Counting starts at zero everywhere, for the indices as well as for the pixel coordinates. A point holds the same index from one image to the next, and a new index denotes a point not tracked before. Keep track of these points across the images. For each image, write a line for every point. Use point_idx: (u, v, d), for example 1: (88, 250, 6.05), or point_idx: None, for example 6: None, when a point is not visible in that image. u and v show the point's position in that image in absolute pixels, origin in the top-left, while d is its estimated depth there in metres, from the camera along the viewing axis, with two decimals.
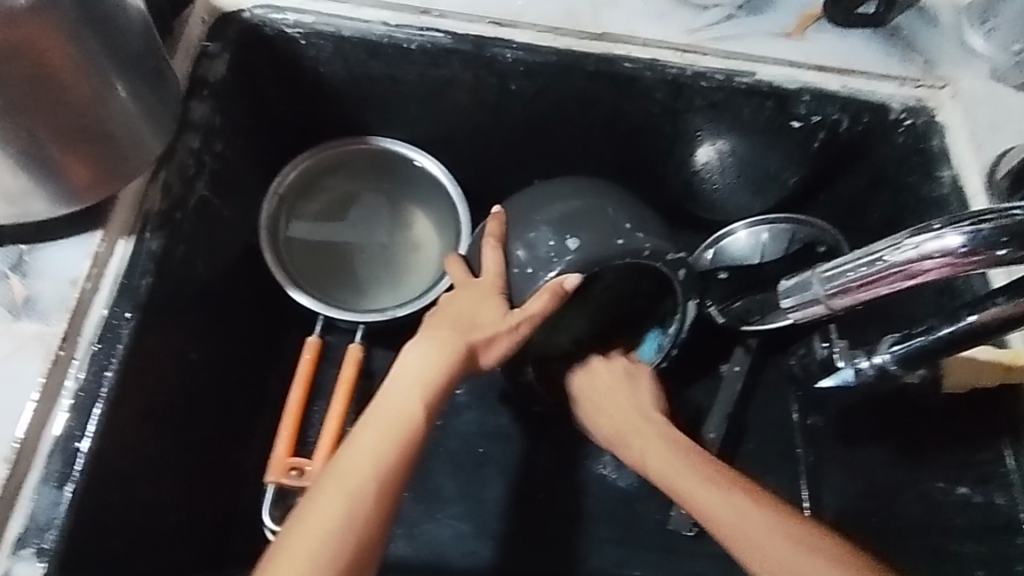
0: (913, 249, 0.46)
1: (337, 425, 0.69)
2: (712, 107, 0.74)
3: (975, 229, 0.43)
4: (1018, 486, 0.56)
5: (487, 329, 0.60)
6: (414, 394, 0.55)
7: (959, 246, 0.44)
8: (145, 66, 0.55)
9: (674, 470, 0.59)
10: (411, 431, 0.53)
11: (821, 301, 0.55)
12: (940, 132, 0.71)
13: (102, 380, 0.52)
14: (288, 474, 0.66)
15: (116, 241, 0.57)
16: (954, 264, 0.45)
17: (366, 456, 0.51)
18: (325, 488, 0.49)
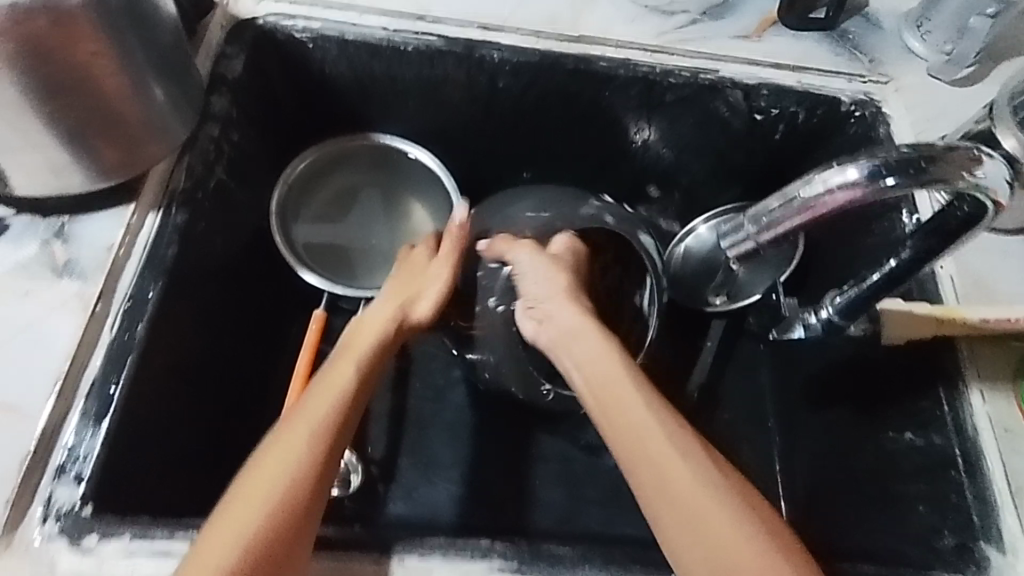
0: (821, 184, 0.48)
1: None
2: (680, 102, 0.82)
3: (870, 164, 0.47)
4: (952, 427, 0.64)
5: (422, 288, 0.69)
6: (367, 345, 0.63)
7: (859, 178, 0.47)
8: (173, 60, 0.63)
9: (627, 417, 0.56)
10: (353, 386, 0.58)
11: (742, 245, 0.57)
12: (886, 121, 0.79)
13: (134, 333, 0.59)
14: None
15: (146, 214, 0.64)
16: (854, 196, 0.48)
17: (306, 419, 0.55)
18: (268, 450, 0.53)
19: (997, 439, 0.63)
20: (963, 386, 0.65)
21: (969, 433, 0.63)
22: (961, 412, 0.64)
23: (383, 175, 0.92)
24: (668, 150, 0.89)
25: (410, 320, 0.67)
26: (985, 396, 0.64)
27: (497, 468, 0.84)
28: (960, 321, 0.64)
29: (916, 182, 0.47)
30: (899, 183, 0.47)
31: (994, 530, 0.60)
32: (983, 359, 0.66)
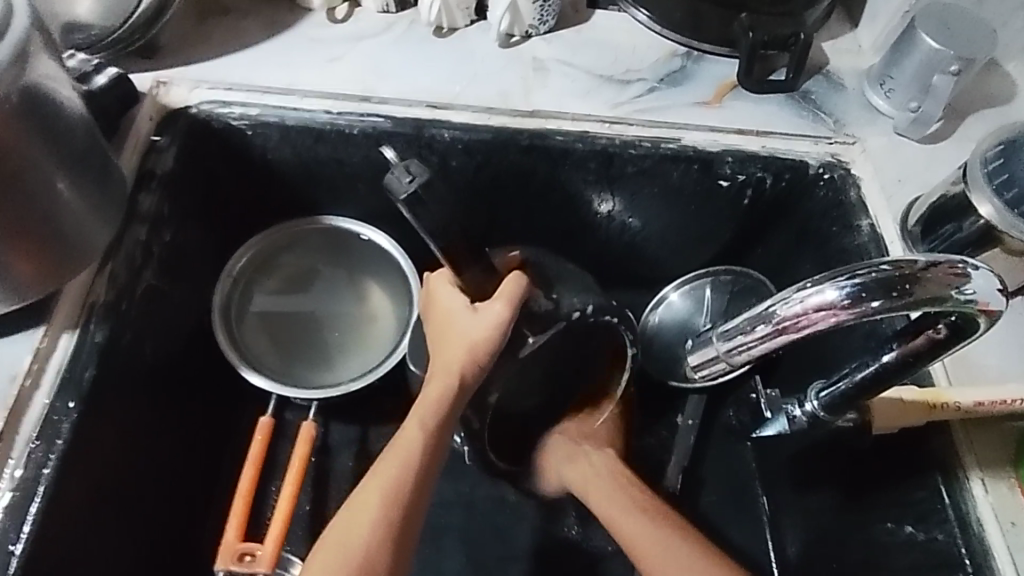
0: (797, 303, 0.46)
1: (290, 504, 0.68)
2: (643, 173, 0.79)
3: (848, 283, 0.44)
4: (954, 521, 0.58)
5: (466, 347, 0.60)
6: (430, 408, 0.59)
7: (838, 300, 0.44)
8: (89, 166, 0.58)
9: (608, 506, 0.67)
10: (415, 464, 0.57)
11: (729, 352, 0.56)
12: (855, 183, 0.76)
13: (39, 479, 0.53)
14: (237, 561, 0.64)
15: (60, 334, 0.58)
16: (833, 318, 0.45)
17: (372, 501, 0.55)
18: (337, 544, 0.54)
19: (1004, 533, 0.57)
20: (962, 475, 0.59)
21: (973, 528, 0.58)
22: (963, 504, 0.58)
23: (338, 257, 0.85)
24: (633, 221, 0.86)
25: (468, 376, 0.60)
26: (987, 485, 0.58)
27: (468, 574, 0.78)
28: (951, 404, 0.58)
29: (897, 304, 0.43)
30: (880, 306, 0.43)
31: None
32: (979, 442, 0.60)
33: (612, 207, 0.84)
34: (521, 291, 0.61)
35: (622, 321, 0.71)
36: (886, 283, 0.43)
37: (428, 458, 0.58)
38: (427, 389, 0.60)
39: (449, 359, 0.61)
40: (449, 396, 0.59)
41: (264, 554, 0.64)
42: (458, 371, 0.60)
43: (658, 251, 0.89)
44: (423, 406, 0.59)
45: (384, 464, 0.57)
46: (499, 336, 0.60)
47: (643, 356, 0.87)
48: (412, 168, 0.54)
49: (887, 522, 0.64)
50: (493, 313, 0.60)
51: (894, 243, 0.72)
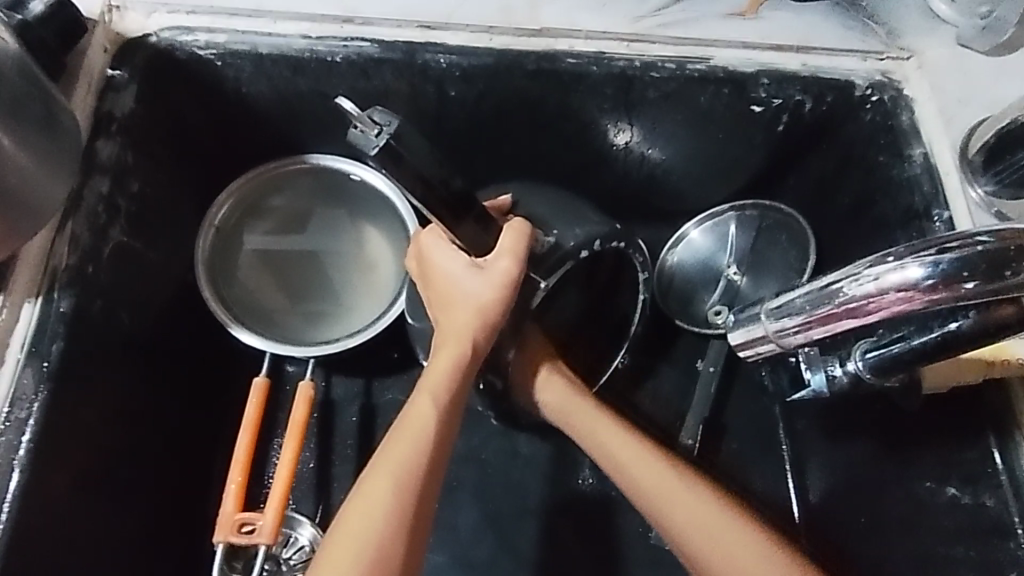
0: (872, 281, 0.41)
1: (289, 472, 0.64)
2: (666, 98, 0.70)
3: (939, 258, 0.39)
4: (1008, 487, 0.55)
5: (477, 313, 0.57)
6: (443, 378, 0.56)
7: (922, 280, 0.39)
8: (33, 111, 0.50)
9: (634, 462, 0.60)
10: (432, 438, 0.54)
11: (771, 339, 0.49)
12: (908, 106, 0.67)
13: (13, 466, 0.49)
14: (237, 532, 0.62)
15: (21, 303, 0.52)
16: (917, 300, 0.39)
17: (385, 479, 0.52)
18: (351, 526, 0.50)
19: None
20: (1017, 435, 0.55)
21: None
22: (1019, 469, 0.54)
23: (328, 199, 0.77)
24: (651, 152, 0.77)
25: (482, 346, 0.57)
26: None
27: (480, 529, 0.76)
28: (1012, 361, 0.54)
29: (998, 285, 0.38)
30: (977, 287, 0.38)
31: None
32: None
33: (629, 137, 0.75)
34: (527, 242, 0.56)
35: (630, 246, 0.68)
36: (987, 260, 0.38)
37: (440, 428, 0.55)
38: (438, 360, 0.57)
39: (459, 326, 0.57)
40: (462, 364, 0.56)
41: (265, 525, 0.62)
42: (472, 338, 0.57)
43: (680, 183, 0.80)
44: (432, 377, 0.56)
45: (394, 443, 0.54)
46: (510, 295, 0.57)
47: (659, 296, 0.82)
48: (377, 118, 0.52)
49: (928, 481, 0.60)
50: (499, 271, 0.56)
51: (949, 175, 0.63)
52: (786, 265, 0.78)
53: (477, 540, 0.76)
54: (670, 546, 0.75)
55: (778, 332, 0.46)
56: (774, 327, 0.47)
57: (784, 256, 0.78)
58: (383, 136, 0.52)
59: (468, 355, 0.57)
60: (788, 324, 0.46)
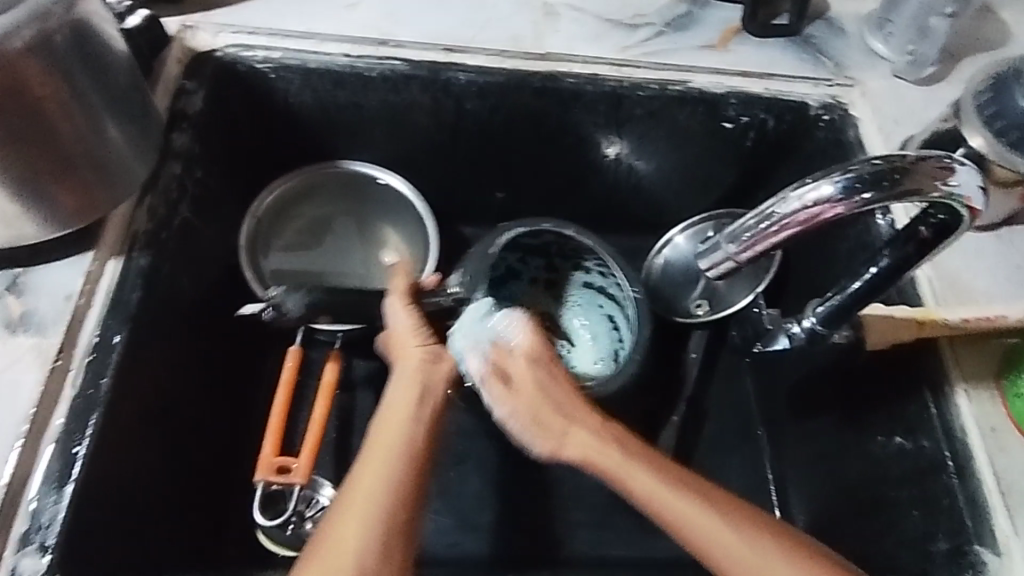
0: (796, 200, 0.50)
1: (321, 424, 0.72)
2: (651, 115, 0.83)
3: (844, 177, 0.48)
4: (941, 430, 0.64)
5: (405, 350, 0.65)
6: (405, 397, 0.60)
7: (833, 194, 0.48)
8: (130, 100, 0.61)
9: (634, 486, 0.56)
10: (413, 432, 0.57)
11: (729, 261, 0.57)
12: (854, 124, 0.80)
13: (97, 390, 0.57)
14: (276, 473, 0.69)
15: (107, 259, 0.62)
16: (830, 210, 0.49)
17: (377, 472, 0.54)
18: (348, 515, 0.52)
19: (985, 439, 0.62)
20: (947, 388, 0.65)
21: (957, 436, 0.63)
22: (949, 415, 0.64)
23: (354, 203, 0.89)
24: (637, 164, 0.90)
25: (426, 373, 0.63)
26: (970, 396, 0.64)
27: (486, 497, 0.84)
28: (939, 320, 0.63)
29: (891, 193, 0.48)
30: (873, 196, 0.48)
31: (989, 533, 0.59)
32: (965, 359, 0.65)
33: (619, 150, 0.88)
34: (404, 285, 0.70)
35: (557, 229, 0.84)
36: (879, 173, 0.48)
37: (422, 426, 0.58)
38: (394, 402, 0.60)
39: (399, 367, 0.64)
40: (419, 395, 0.60)
41: (300, 467, 0.69)
42: (410, 371, 0.62)
43: (663, 193, 0.93)
44: (393, 415, 0.58)
45: (379, 443, 0.56)
46: (416, 325, 0.67)
47: (649, 297, 0.92)
48: None
49: (880, 436, 0.70)
50: (396, 314, 0.68)
51: None
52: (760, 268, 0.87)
53: (481, 507, 0.83)
54: None
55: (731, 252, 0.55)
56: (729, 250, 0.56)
57: None
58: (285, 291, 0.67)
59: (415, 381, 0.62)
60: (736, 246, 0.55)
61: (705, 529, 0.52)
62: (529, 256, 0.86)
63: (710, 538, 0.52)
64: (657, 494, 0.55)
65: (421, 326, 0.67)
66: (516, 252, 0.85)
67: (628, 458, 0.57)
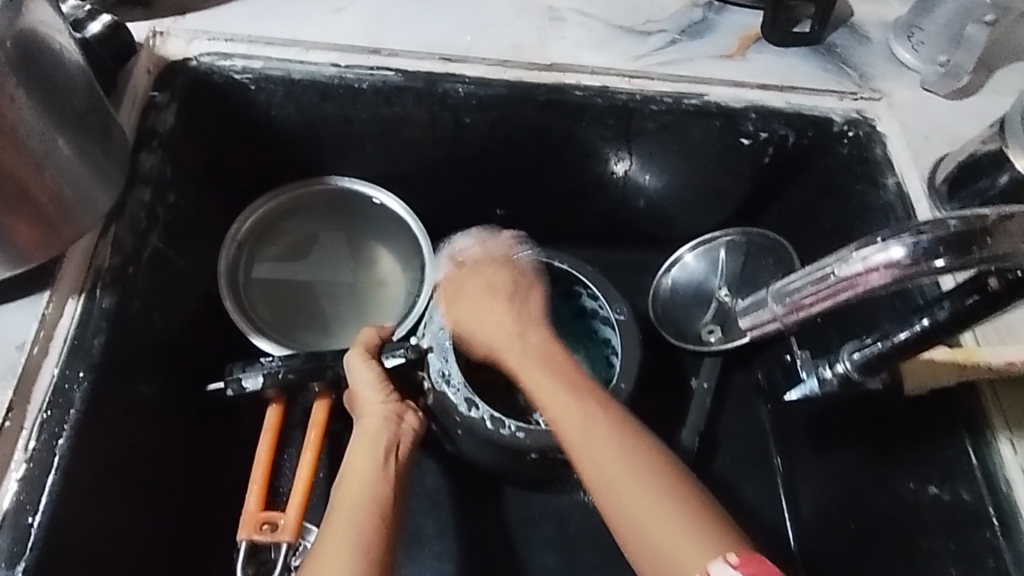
0: (860, 262, 0.45)
1: (309, 474, 0.67)
2: (663, 130, 0.77)
3: (916, 240, 0.44)
4: (983, 481, 0.59)
5: (371, 415, 0.63)
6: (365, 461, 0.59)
7: (903, 258, 0.44)
8: (90, 122, 0.54)
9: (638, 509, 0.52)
10: (377, 489, 0.57)
11: (776, 319, 0.54)
12: (881, 140, 0.74)
13: (54, 452, 0.50)
14: (260, 530, 0.65)
15: (66, 300, 0.55)
16: (897, 275, 0.44)
17: (342, 526, 0.53)
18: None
19: None
20: (989, 433, 0.59)
21: (1002, 488, 0.58)
22: (992, 465, 0.58)
23: (343, 221, 0.83)
24: (645, 180, 0.84)
25: (392, 443, 0.62)
26: (1016, 445, 0.58)
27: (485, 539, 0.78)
28: (982, 363, 0.59)
29: (970, 260, 0.43)
30: (948, 261, 0.43)
31: None
32: (1009, 403, 0.59)
33: (627, 165, 0.82)
34: (369, 343, 0.68)
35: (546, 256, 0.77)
36: (958, 235, 0.43)
37: (387, 486, 0.57)
38: (358, 459, 0.59)
39: (364, 435, 0.62)
40: (382, 454, 0.60)
41: (286, 524, 0.65)
42: (376, 437, 0.61)
43: (672, 209, 0.88)
44: (357, 472, 0.58)
45: (343, 500, 0.56)
46: (382, 387, 0.65)
47: (657, 320, 0.87)
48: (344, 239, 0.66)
49: (911, 481, 0.65)
50: (361, 376, 0.66)
51: (919, 202, 0.70)
52: None
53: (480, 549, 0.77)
54: None
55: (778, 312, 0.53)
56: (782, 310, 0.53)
57: (770, 279, 0.83)
58: (247, 367, 0.67)
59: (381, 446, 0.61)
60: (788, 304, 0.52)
61: (657, 537, 0.51)
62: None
63: (659, 548, 0.50)
64: (620, 493, 0.53)
65: (389, 387, 0.65)
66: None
67: (643, 478, 0.53)
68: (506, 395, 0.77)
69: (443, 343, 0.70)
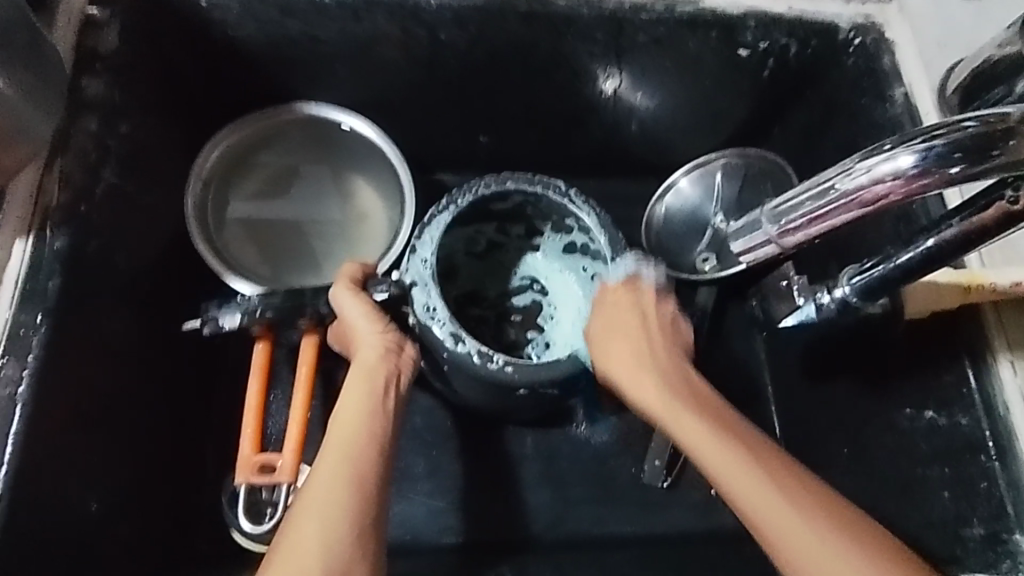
0: (866, 173, 0.45)
1: (303, 416, 0.64)
2: (656, 43, 0.71)
3: (928, 145, 0.42)
4: (980, 406, 0.58)
5: (365, 347, 0.60)
6: (361, 393, 0.57)
7: (911, 167, 0.43)
8: (22, 42, 0.49)
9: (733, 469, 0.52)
10: (375, 425, 0.55)
11: (774, 241, 0.54)
12: (889, 49, 0.68)
13: (15, 400, 0.49)
14: (258, 473, 0.63)
15: (14, 241, 0.52)
16: (904, 186, 0.44)
17: (338, 461, 0.51)
18: (302, 511, 0.48)
19: None
20: (990, 354, 0.57)
21: (999, 412, 0.57)
22: (992, 390, 0.57)
23: (315, 151, 0.79)
24: (637, 100, 0.79)
25: (390, 375, 0.59)
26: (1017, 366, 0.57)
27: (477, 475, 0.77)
28: (987, 287, 0.55)
29: (987, 164, 0.41)
30: (961, 168, 0.41)
31: None
32: (1011, 322, 0.58)
33: (618, 84, 0.76)
34: (355, 275, 0.64)
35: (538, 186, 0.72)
36: (974, 139, 0.41)
37: (385, 421, 0.55)
38: (355, 390, 0.57)
39: (360, 367, 0.59)
40: (381, 387, 0.57)
41: (284, 465, 0.63)
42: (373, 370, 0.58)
43: (666, 131, 0.83)
44: (352, 406, 0.56)
45: (338, 434, 0.53)
46: (374, 320, 0.61)
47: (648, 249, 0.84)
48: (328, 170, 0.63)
49: (908, 408, 0.64)
50: (351, 309, 0.62)
51: (928, 114, 0.66)
52: None
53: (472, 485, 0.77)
54: (663, 484, 0.77)
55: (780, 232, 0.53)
56: (782, 229, 0.52)
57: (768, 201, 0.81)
58: (224, 306, 0.64)
59: (380, 380, 0.58)
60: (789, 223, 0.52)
61: (757, 494, 0.51)
62: (508, 224, 0.76)
63: (757, 504, 0.50)
64: (721, 455, 0.53)
65: (382, 318, 0.62)
66: (492, 221, 0.75)
67: (746, 442, 0.55)
68: (497, 331, 0.77)
69: (426, 278, 0.66)
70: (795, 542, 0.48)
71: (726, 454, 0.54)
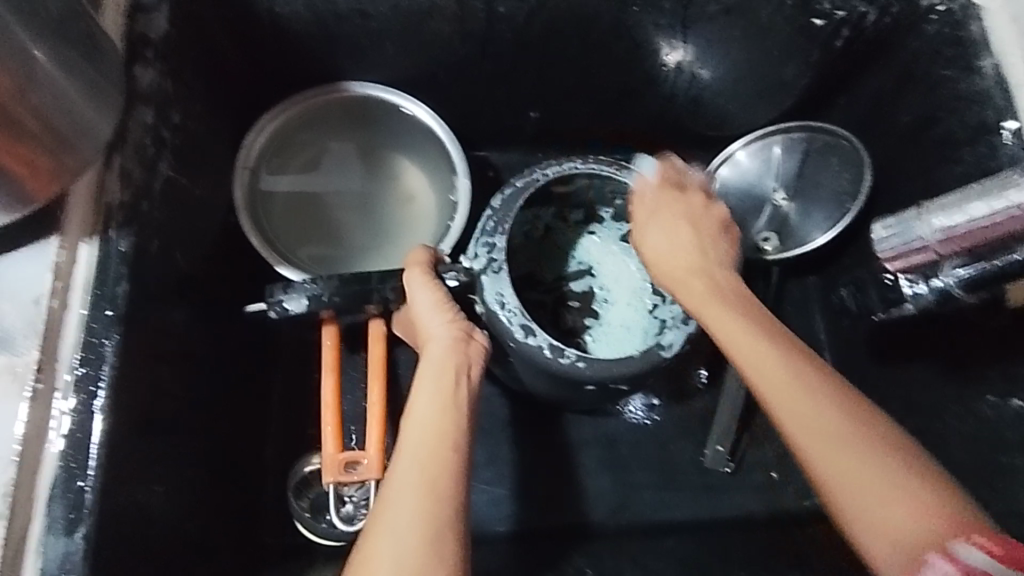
0: None
1: (381, 409, 0.63)
2: (727, 12, 0.68)
3: None
4: None
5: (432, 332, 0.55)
6: (433, 382, 0.50)
7: None
8: (79, 30, 0.46)
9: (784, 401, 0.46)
10: (453, 420, 0.48)
11: (928, 248, 0.47)
12: (978, 16, 0.61)
13: (94, 412, 0.47)
14: (343, 471, 0.61)
15: (78, 244, 0.50)
16: None
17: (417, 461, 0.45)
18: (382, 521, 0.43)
19: None
20: None
21: None
22: None
23: (358, 132, 0.75)
24: (698, 73, 0.75)
25: (465, 363, 0.52)
26: None
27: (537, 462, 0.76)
28: None
29: None
30: None
31: None
32: None
33: (680, 56, 0.73)
34: (422, 261, 0.60)
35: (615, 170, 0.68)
36: None
37: (464, 417, 0.48)
38: (424, 383, 0.50)
39: (433, 355, 0.53)
40: (455, 376, 0.51)
41: (371, 462, 0.61)
42: (445, 358, 0.52)
43: (727, 104, 0.79)
44: (426, 397, 0.49)
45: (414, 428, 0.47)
46: (443, 305, 0.57)
47: None
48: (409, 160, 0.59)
49: (991, 395, 0.61)
50: (420, 297, 0.58)
51: (1022, 86, 0.58)
52: (837, 188, 0.76)
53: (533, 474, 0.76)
54: (725, 469, 0.76)
55: (938, 241, 0.47)
56: (945, 235, 0.46)
57: (835, 178, 0.76)
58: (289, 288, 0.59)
59: (454, 367, 0.51)
60: (957, 230, 0.46)
61: (814, 441, 0.44)
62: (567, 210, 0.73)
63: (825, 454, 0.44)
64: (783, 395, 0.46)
65: (452, 303, 0.57)
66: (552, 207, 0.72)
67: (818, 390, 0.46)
68: (555, 317, 0.74)
69: (497, 265, 0.64)
70: (861, 488, 0.42)
71: (806, 412, 0.45)
